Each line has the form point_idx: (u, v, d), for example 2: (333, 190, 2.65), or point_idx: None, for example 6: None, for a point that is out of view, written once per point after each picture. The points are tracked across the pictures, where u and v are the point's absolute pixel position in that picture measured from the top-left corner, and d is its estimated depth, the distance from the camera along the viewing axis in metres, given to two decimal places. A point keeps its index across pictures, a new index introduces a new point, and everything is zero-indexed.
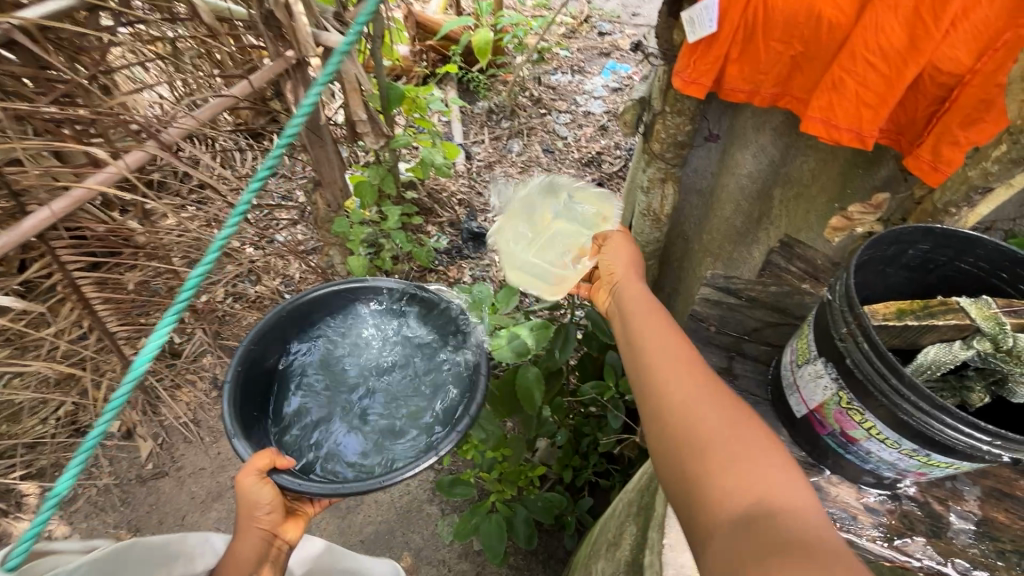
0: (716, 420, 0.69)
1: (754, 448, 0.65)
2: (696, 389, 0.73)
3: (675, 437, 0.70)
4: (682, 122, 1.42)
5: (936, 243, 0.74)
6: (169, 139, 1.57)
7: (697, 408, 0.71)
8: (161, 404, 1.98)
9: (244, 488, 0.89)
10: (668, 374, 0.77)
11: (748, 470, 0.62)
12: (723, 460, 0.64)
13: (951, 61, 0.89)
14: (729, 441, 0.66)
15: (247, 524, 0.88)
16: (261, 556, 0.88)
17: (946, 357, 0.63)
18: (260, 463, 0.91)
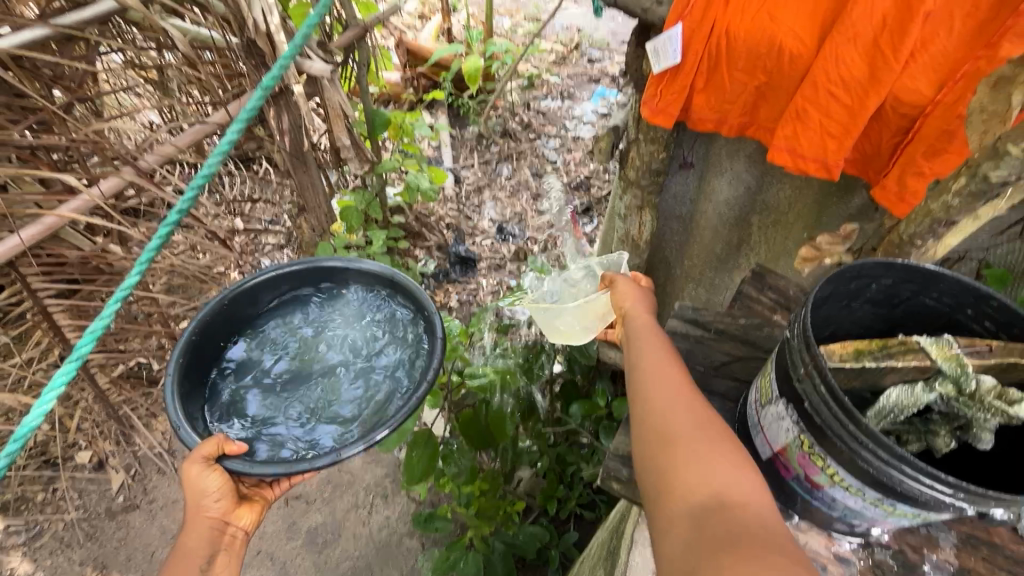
0: (687, 421, 0.67)
1: (720, 449, 0.63)
2: (672, 388, 0.72)
3: (648, 439, 0.68)
4: (656, 150, 1.40)
5: (898, 277, 0.71)
6: (146, 165, 1.56)
7: (670, 410, 0.69)
8: (135, 433, 1.87)
9: (191, 476, 0.80)
10: (652, 379, 0.74)
11: (709, 470, 0.61)
12: (685, 460, 0.63)
13: (913, 92, 0.88)
14: (695, 442, 0.64)
15: (194, 514, 0.80)
16: (213, 546, 0.80)
17: (908, 400, 0.60)
18: (206, 450, 0.80)
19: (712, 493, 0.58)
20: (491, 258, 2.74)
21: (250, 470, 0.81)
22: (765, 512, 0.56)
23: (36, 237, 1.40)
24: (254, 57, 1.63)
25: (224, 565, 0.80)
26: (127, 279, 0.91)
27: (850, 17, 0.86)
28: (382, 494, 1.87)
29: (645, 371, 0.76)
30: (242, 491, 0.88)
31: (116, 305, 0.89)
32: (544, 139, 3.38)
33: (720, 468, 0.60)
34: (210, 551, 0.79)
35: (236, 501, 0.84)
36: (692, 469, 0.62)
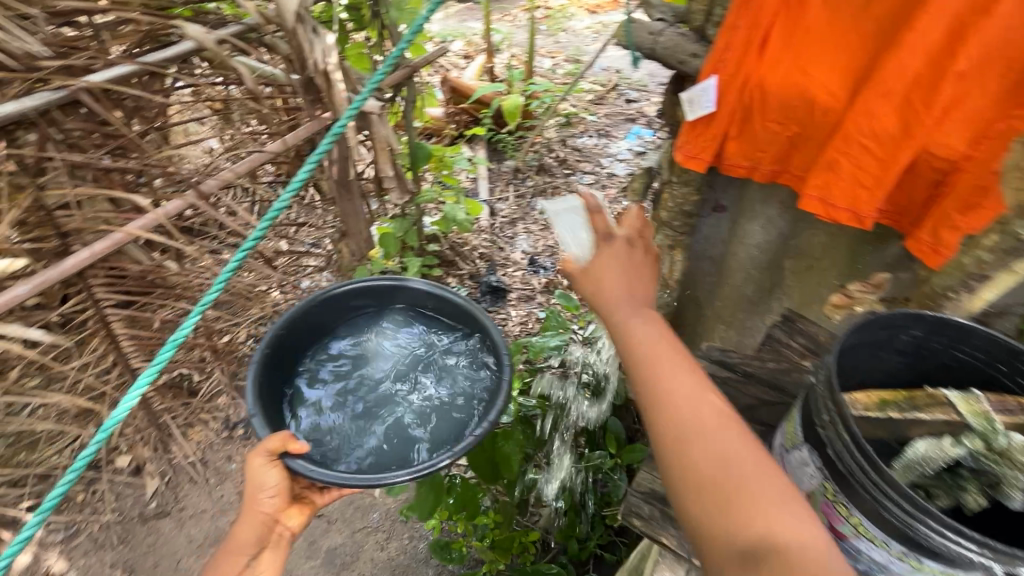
0: (722, 447, 0.66)
1: (753, 478, 0.63)
2: (697, 405, 0.70)
3: (679, 466, 0.67)
4: (689, 193, 1.43)
5: (928, 329, 0.72)
6: (207, 189, 1.68)
7: (696, 438, 0.68)
8: (173, 442, 1.99)
9: (253, 469, 0.90)
10: (670, 394, 0.72)
11: (750, 510, 0.61)
12: (724, 500, 0.63)
13: (946, 148, 0.89)
14: (737, 475, 0.64)
15: (251, 507, 0.91)
16: (260, 540, 0.91)
17: (935, 454, 0.60)
18: (271, 445, 0.89)
19: (760, 534, 0.59)
20: (521, 290, 2.78)
21: (308, 474, 0.90)
22: (811, 540, 0.58)
23: (105, 251, 1.50)
24: (311, 92, 1.77)
25: (269, 558, 0.93)
26: (203, 300, 1.02)
27: (882, 74, 0.89)
28: (401, 519, 1.89)
29: (659, 391, 0.73)
30: (295, 492, 1.01)
31: (194, 319, 1.02)
32: (579, 175, 3.46)
33: (765, 506, 0.61)
34: (257, 547, 0.91)
35: (286, 502, 0.97)
36: (734, 508, 0.62)
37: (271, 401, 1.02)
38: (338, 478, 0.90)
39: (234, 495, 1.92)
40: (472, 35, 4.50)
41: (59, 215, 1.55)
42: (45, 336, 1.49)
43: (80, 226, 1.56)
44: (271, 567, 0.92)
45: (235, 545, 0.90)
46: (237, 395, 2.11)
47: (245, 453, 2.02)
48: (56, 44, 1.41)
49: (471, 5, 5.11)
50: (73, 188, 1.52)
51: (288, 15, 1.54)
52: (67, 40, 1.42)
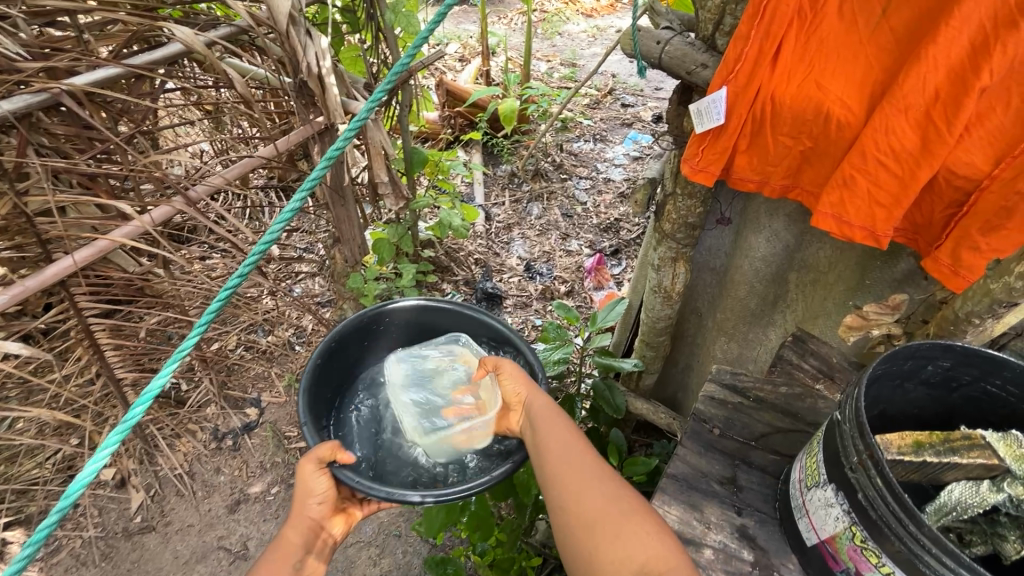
0: (600, 495, 0.76)
1: (634, 518, 0.73)
2: (579, 461, 0.80)
3: (571, 519, 0.76)
4: (694, 204, 1.39)
5: (957, 360, 0.68)
6: (196, 195, 1.62)
7: (585, 489, 0.77)
8: (159, 454, 1.92)
9: (304, 473, 0.84)
10: (558, 456, 0.81)
11: (631, 546, 0.70)
12: (610, 536, 0.72)
13: (966, 166, 0.86)
14: (614, 515, 0.73)
15: (298, 512, 0.83)
16: (307, 546, 0.81)
17: (973, 499, 0.56)
18: (322, 452, 0.84)
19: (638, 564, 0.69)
20: (517, 296, 2.73)
21: (357, 485, 0.84)
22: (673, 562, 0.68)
23: (88, 259, 1.44)
24: (304, 97, 1.71)
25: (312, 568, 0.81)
26: (205, 313, 0.89)
27: (902, 88, 0.85)
28: (395, 533, 1.83)
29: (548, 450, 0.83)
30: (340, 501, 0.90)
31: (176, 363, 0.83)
32: (575, 180, 3.42)
33: (635, 537, 0.71)
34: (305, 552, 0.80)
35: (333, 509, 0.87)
36: (615, 545, 0.71)
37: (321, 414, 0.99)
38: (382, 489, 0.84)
39: (222, 509, 1.85)
40: (467, 37, 4.46)
41: (41, 223, 1.49)
42: (22, 348, 1.41)
43: (62, 233, 1.49)
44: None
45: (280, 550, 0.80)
46: (226, 405, 2.06)
47: (234, 465, 1.95)
48: (37, 45, 1.33)
49: (466, 8, 5.07)
50: (54, 195, 1.45)
51: (280, 16, 1.49)
52: (49, 41, 1.35)
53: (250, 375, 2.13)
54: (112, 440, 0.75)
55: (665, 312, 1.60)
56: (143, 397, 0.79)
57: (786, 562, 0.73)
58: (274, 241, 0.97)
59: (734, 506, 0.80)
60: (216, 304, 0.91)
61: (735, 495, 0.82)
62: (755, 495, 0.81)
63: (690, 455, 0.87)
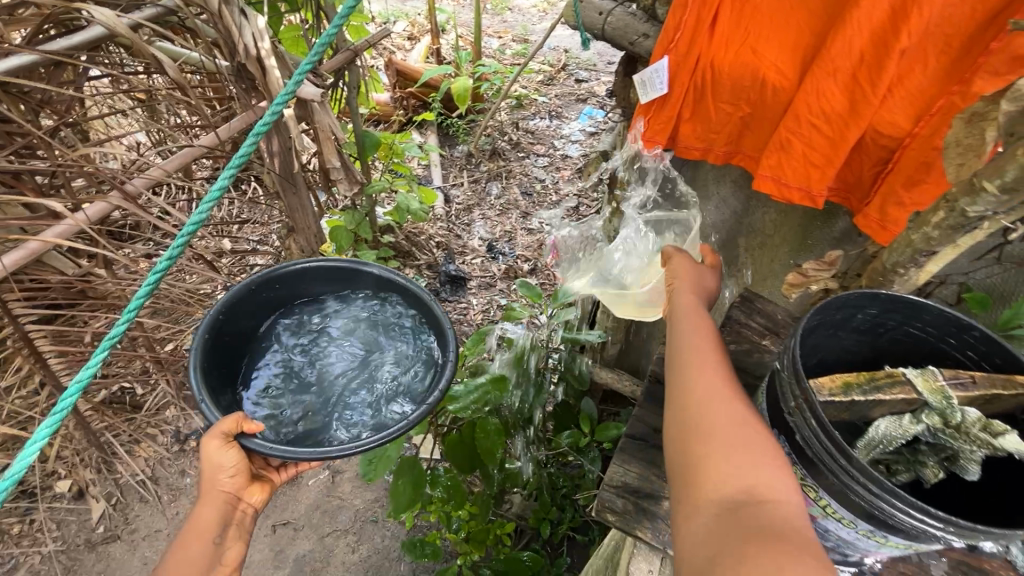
0: (727, 410, 0.66)
1: (758, 445, 0.62)
2: (713, 369, 0.72)
3: (679, 421, 0.68)
4: (644, 175, 1.42)
5: (883, 307, 0.73)
6: (134, 189, 1.54)
7: (711, 395, 0.68)
8: (117, 461, 1.85)
9: (208, 451, 0.83)
10: (692, 360, 0.73)
11: (744, 464, 0.60)
12: (720, 448, 0.63)
13: (891, 125, 0.91)
14: (738, 433, 0.63)
15: (210, 487, 0.84)
16: (225, 519, 0.84)
17: (897, 432, 0.61)
18: (225, 425, 0.82)
19: (744, 487, 0.59)
20: (481, 277, 2.74)
21: (264, 451, 0.83)
22: (792, 507, 0.56)
23: (19, 262, 1.35)
24: (244, 81, 1.64)
25: (234, 535, 0.85)
26: (133, 298, 0.85)
27: (830, 52, 0.90)
28: (372, 519, 1.84)
29: (686, 350, 0.75)
30: (255, 471, 0.93)
31: (102, 355, 0.81)
32: (533, 158, 3.42)
33: (754, 461, 0.60)
34: (222, 526, 0.83)
35: (249, 480, 0.89)
36: (727, 461, 0.61)
37: (225, 395, 0.96)
38: (298, 451, 0.84)
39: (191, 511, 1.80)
40: (416, 15, 4.34)
41: None
42: None
43: None
44: (237, 544, 0.85)
45: (194, 529, 0.81)
46: (186, 406, 1.99)
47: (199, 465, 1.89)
48: None
49: None
50: None
51: None
52: None
53: None
54: (44, 430, 0.73)
55: None
56: (72, 388, 0.77)
57: None
58: (197, 227, 0.92)
59: None
60: (144, 289, 0.88)
61: None
62: None
63: (648, 414, 0.91)
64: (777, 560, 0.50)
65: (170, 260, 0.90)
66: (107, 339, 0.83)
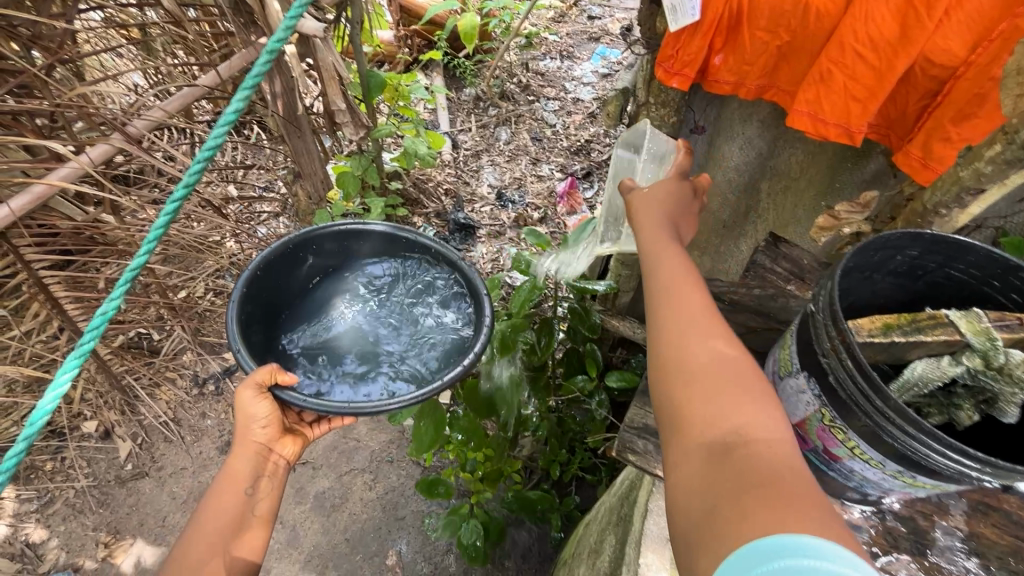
0: (708, 349, 0.64)
1: (741, 383, 0.60)
2: (695, 307, 0.69)
3: (662, 364, 0.66)
4: (667, 114, 1.35)
5: (924, 248, 0.70)
6: (136, 131, 1.48)
7: (693, 336, 0.66)
8: (140, 403, 1.89)
9: (243, 400, 0.85)
10: (673, 300, 0.71)
11: (730, 406, 0.58)
12: (704, 391, 0.61)
13: (944, 53, 0.84)
14: (722, 373, 0.61)
15: (243, 438, 0.86)
16: (257, 470, 0.85)
17: (934, 373, 0.60)
18: (260, 377, 0.85)
19: (732, 427, 0.56)
20: (491, 225, 2.69)
21: (299, 404, 0.86)
22: (780, 446, 0.54)
23: (25, 208, 1.30)
24: (243, 15, 1.54)
25: (266, 486, 0.85)
26: (152, 230, 0.84)
27: None
28: (388, 459, 1.90)
29: (663, 291, 0.73)
30: (288, 425, 0.93)
31: (125, 287, 0.81)
32: (543, 102, 3.28)
33: (739, 400, 0.58)
34: (255, 475, 0.84)
35: (281, 431, 0.90)
36: (713, 401, 0.59)
37: (259, 346, 0.97)
38: (333, 406, 0.86)
39: (215, 450, 1.85)
40: None
41: None
42: None
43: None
44: (269, 496, 0.85)
45: (231, 474, 0.83)
46: (204, 351, 2.01)
47: (219, 408, 1.93)
48: None
49: None
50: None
51: None
52: None
53: (224, 320, 2.08)
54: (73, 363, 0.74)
55: None
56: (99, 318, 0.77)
57: None
58: (209, 159, 0.87)
59: None
60: (164, 219, 0.85)
61: None
62: None
63: None
64: (777, 504, 0.47)
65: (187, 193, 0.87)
66: (129, 270, 0.82)
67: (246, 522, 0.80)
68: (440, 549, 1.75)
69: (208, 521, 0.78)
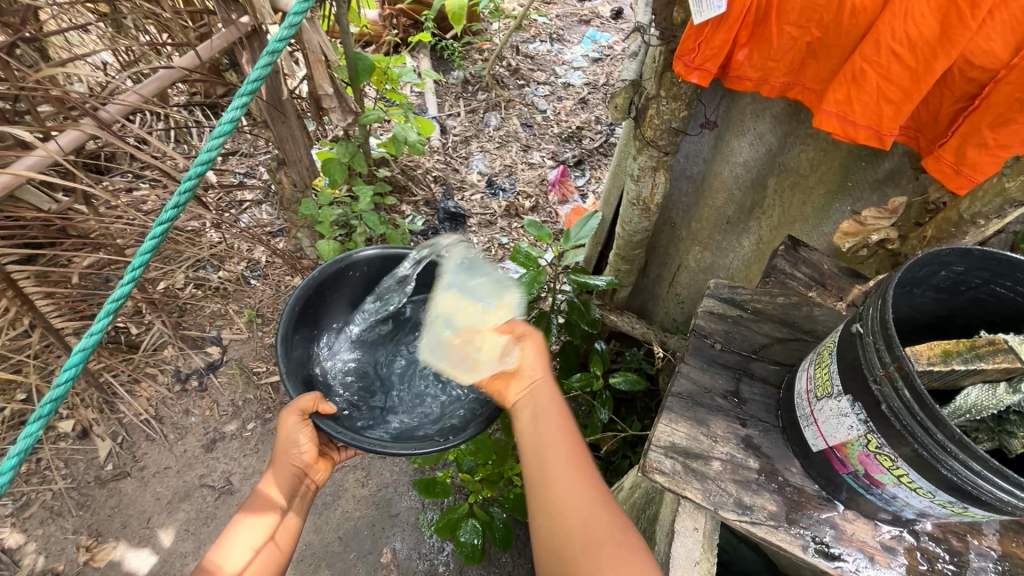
0: (589, 515, 0.73)
1: (617, 545, 0.70)
2: (573, 469, 0.77)
3: (552, 535, 0.73)
4: (679, 108, 1.29)
5: (971, 264, 0.67)
6: (109, 116, 1.37)
7: (572, 507, 0.73)
8: (119, 401, 1.79)
9: (286, 425, 0.91)
10: (556, 465, 0.78)
11: (608, 573, 0.67)
12: (594, 560, 0.69)
13: (985, 55, 0.80)
14: (597, 537, 0.71)
15: (284, 459, 0.91)
16: (291, 492, 0.90)
17: (990, 401, 0.59)
18: (304, 405, 0.91)
19: None
20: (481, 214, 2.62)
21: (333, 434, 0.92)
22: None
23: None
24: None
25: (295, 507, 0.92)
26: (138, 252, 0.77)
27: None
28: (381, 456, 1.86)
29: (549, 455, 0.79)
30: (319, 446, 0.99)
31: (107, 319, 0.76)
32: (533, 86, 3.19)
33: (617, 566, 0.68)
34: (290, 497, 0.90)
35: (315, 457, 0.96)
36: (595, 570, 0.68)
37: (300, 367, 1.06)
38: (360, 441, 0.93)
39: (199, 448, 1.77)
40: None
41: None
42: None
43: None
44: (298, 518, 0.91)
45: (269, 491, 0.88)
46: (185, 346, 1.91)
47: (203, 405, 1.84)
48: None
49: None
50: None
51: None
52: None
53: (206, 314, 1.98)
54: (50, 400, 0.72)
55: (643, 225, 1.54)
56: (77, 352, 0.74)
57: (789, 466, 0.77)
58: (200, 176, 0.80)
59: (739, 418, 0.82)
60: (152, 239, 0.79)
61: (739, 408, 0.83)
62: (758, 405, 0.83)
63: (694, 373, 0.87)
64: None
65: (177, 213, 0.80)
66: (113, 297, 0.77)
67: (271, 549, 0.85)
68: (437, 547, 1.72)
69: (243, 542, 0.84)
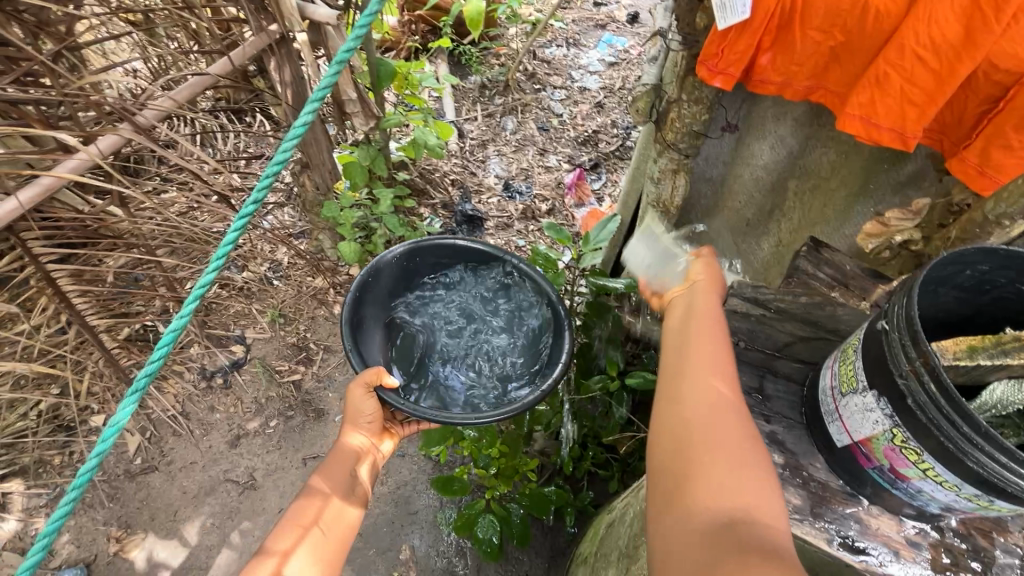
0: (726, 424, 0.69)
1: (747, 462, 0.64)
2: (714, 375, 0.74)
3: (672, 431, 0.70)
4: (699, 112, 1.30)
5: (996, 263, 0.68)
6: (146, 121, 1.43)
7: (704, 412, 0.70)
8: (148, 397, 1.85)
9: (354, 396, 1.02)
10: (694, 371, 0.75)
11: (727, 479, 0.63)
12: (712, 467, 0.65)
13: (1010, 58, 0.81)
14: (722, 444, 0.66)
15: (350, 427, 1.02)
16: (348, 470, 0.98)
17: (1015, 396, 0.62)
18: (369, 378, 1.00)
19: (729, 504, 0.61)
20: (498, 217, 2.65)
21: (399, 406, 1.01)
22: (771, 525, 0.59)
23: (35, 200, 1.27)
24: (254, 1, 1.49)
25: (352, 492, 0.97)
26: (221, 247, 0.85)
27: None
28: (400, 454, 1.89)
29: (692, 361, 0.76)
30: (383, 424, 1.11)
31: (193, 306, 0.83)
32: (549, 91, 3.22)
33: (739, 475, 0.63)
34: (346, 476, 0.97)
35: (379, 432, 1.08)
36: (714, 472, 0.64)
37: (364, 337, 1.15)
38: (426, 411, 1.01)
39: (224, 444, 1.82)
40: None
41: None
42: None
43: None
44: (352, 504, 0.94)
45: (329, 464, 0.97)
46: (211, 344, 1.97)
47: (228, 402, 1.89)
48: None
49: None
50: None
51: None
52: None
53: (230, 313, 2.04)
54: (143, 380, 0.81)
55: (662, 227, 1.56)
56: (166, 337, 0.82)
57: (813, 462, 0.79)
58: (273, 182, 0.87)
59: (763, 414, 0.84)
60: (228, 242, 0.87)
61: (763, 405, 0.85)
62: (782, 402, 0.87)
63: None
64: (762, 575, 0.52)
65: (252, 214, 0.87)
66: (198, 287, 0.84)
67: (317, 533, 0.87)
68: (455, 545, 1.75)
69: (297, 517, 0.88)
